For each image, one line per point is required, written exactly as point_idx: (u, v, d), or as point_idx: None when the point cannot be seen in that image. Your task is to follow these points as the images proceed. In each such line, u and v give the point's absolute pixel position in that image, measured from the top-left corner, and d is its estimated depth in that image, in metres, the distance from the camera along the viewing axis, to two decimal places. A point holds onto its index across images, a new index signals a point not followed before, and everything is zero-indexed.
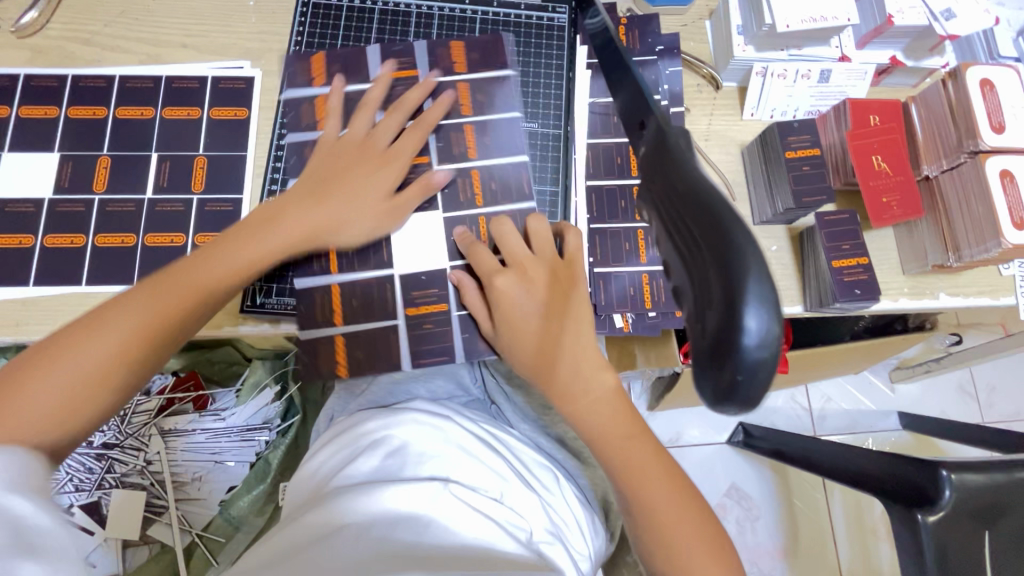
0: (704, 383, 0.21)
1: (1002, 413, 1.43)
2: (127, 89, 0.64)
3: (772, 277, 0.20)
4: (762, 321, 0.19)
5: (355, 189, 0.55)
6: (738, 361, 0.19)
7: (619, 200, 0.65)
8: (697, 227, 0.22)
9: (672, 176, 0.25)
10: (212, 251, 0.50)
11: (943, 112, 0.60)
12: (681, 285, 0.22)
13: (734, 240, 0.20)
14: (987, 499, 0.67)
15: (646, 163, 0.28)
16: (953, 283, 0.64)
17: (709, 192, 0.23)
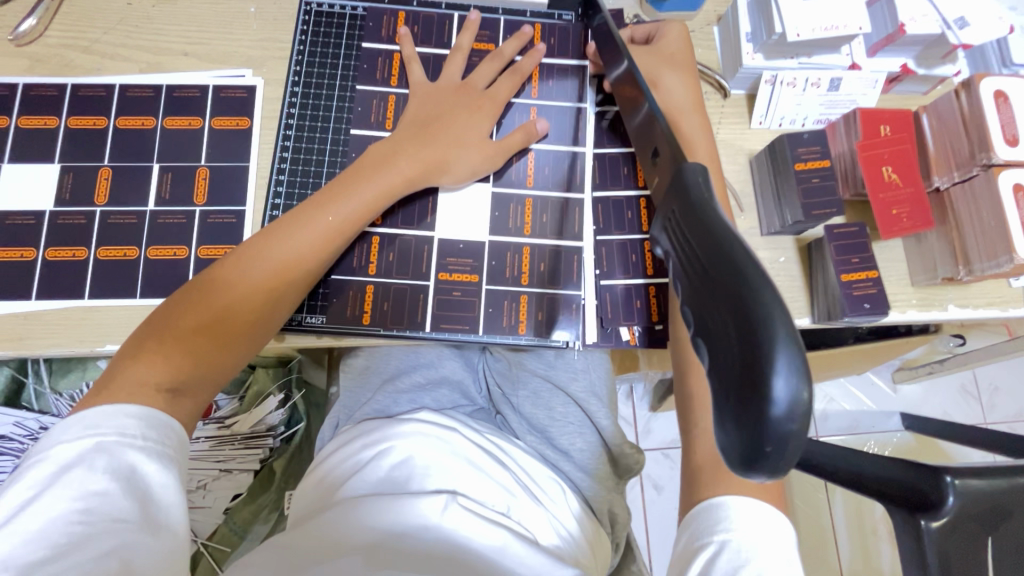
0: (729, 443, 0.20)
1: (1004, 414, 1.43)
2: (127, 99, 0.63)
3: (799, 338, 0.19)
4: (791, 384, 0.18)
5: (455, 132, 0.60)
6: (765, 429, 0.18)
7: (625, 210, 0.64)
8: (721, 281, 0.21)
9: (690, 221, 0.24)
10: (239, 271, 0.51)
11: (955, 123, 0.59)
12: (701, 339, 0.22)
13: (760, 299, 0.20)
14: (992, 509, 0.68)
15: (664, 201, 0.27)
16: (962, 295, 0.64)
17: (728, 239, 0.22)
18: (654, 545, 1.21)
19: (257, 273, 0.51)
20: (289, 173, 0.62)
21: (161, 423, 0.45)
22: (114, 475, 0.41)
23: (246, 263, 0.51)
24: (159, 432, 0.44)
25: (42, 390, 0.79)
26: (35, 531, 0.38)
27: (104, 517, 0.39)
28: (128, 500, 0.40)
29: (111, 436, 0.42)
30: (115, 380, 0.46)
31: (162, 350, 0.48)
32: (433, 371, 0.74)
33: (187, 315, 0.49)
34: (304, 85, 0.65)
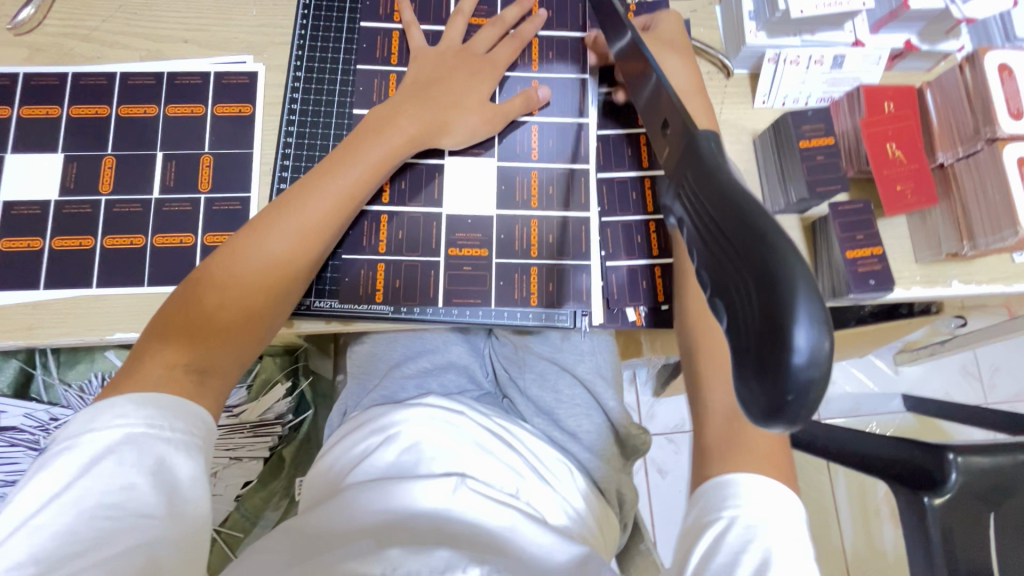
0: (750, 400, 0.20)
1: (1005, 393, 1.44)
2: (129, 87, 0.63)
3: (818, 290, 0.19)
4: (812, 338, 0.19)
5: (455, 94, 0.61)
6: (789, 381, 0.19)
7: (631, 191, 0.64)
8: (740, 244, 0.21)
9: (705, 185, 0.25)
10: (253, 245, 0.52)
11: (959, 98, 0.59)
12: (720, 300, 0.22)
13: (780, 258, 0.20)
14: (995, 483, 0.68)
15: (677, 169, 0.28)
16: (965, 271, 0.64)
17: (745, 201, 0.22)
18: (660, 528, 1.22)
19: (273, 247, 0.52)
20: (294, 158, 0.62)
21: (186, 410, 0.45)
22: (141, 470, 0.40)
23: (260, 236, 0.52)
24: (185, 422, 0.44)
25: (51, 382, 0.79)
26: (64, 524, 0.38)
27: (129, 512, 0.39)
28: (154, 495, 0.40)
29: (137, 427, 0.42)
30: (140, 367, 0.46)
31: (186, 333, 0.48)
32: (440, 356, 0.75)
33: (205, 294, 0.50)
34: (306, 70, 0.64)
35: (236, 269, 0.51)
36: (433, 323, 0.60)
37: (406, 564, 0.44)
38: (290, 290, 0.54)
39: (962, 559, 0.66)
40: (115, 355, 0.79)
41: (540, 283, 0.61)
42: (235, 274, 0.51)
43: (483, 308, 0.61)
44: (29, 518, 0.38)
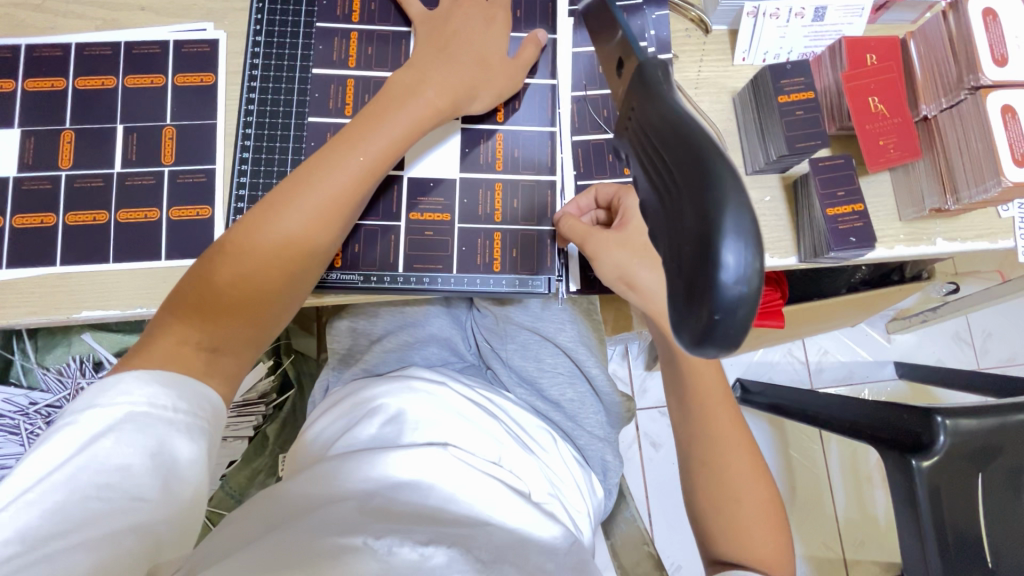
0: (682, 328, 0.21)
1: (997, 359, 1.43)
2: (85, 58, 0.61)
3: (751, 211, 0.20)
4: (739, 257, 0.19)
5: (473, 53, 0.58)
6: (716, 302, 0.19)
7: (607, 153, 0.62)
8: (681, 172, 0.21)
9: (651, 109, 0.24)
10: (270, 223, 0.50)
11: (943, 47, 0.57)
12: (659, 230, 0.22)
13: (715, 182, 0.20)
14: (981, 442, 0.68)
15: (626, 100, 0.27)
16: (950, 227, 0.63)
17: (690, 125, 0.22)
18: (651, 498, 1.23)
19: (291, 225, 0.50)
20: (256, 127, 0.60)
21: (193, 394, 0.44)
22: (141, 451, 0.39)
23: (277, 214, 0.50)
24: (191, 403, 0.43)
25: (30, 366, 0.79)
26: (56, 501, 0.37)
27: (123, 493, 0.38)
28: (151, 477, 0.39)
29: (142, 405, 0.41)
30: (152, 344, 0.46)
31: (202, 311, 0.48)
32: (421, 329, 0.74)
33: (220, 272, 0.48)
34: (266, 35, 0.62)
35: (252, 244, 0.49)
36: (406, 293, 0.60)
37: (387, 537, 0.43)
38: (306, 269, 0.52)
39: (947, 518, 0.66)
40: (92, 338, 0.79)
41: (516, 251, 0.60)
42: (249, 250, 0.49)
43: (448, 275, 0.60)
44: (23, 493, 0.37)
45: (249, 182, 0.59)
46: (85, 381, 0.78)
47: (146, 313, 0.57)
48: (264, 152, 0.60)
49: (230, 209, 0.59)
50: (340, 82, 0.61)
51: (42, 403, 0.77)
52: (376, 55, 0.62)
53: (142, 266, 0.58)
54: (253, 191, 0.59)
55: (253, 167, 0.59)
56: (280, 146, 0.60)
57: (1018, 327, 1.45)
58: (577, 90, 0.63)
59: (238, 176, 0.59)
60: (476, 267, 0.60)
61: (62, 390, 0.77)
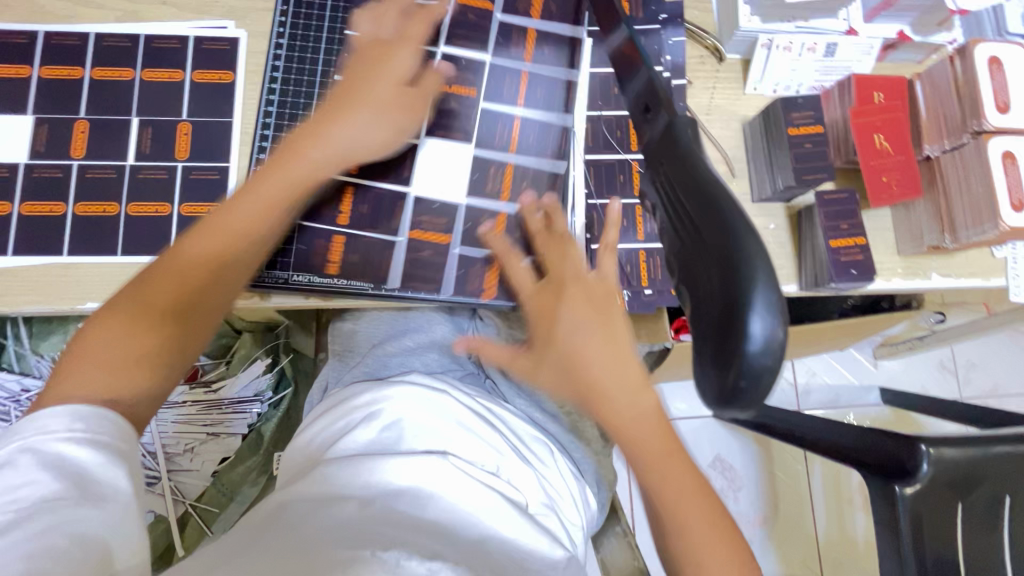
0: (704, 384, 0.22)
1: (979, 389, 1.47)
2: (103, 48, 0.61)
3: (777, 279, 0.20)
4: (766, 326, 0.20)
5: (383, 74, 0.56)
6: (742, 368, 0.20)
7: (618, 174, 0.64)
8: (708, 232, 0.22)
9: (682, 168, 0.25)
10: (225, 219, 0.50)
11: (948, 90, 0.59)
12: (684, 286, 0.23)
13: (740, 240, 0.21)
14: (964, 473, 0.70)
15: (652, 157, 0.27)
16: (946, 264, 0.64)
17: (718, 191, 0.23)
18: (637, 512, 1.24)
19: (241, 216, 0.51)
20: (275, 128, 0.60)
21: (93, 413, 0.41)
22: (40, 466, 0.38)
23: (233, 209, 0.51)
24: (91, 423, 0.41)
25: (23, 352, 0.78)
26: None
27: (33, 501, 0.36)
28: (61, 481, 0.38)
29: (32, 435, 0.39)
30: (85, 348, 0.45)
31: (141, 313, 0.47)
32: (423, 335, 0.74)
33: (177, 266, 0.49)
34: (289, 37, 0.62)
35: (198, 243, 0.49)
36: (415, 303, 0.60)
37: (394, 549, 0.43)
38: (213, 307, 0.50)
39: (928, 547, 0.68)
40: None
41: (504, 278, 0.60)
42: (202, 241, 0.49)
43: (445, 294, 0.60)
44: None
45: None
46: None
47: None
48: None
49: None
50: None
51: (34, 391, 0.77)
52: None
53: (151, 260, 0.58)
54: None
55: None
56: None
57: (1000, 359, 1.49)
58: (592, 109, 0.65)
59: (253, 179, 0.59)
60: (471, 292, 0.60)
61: None
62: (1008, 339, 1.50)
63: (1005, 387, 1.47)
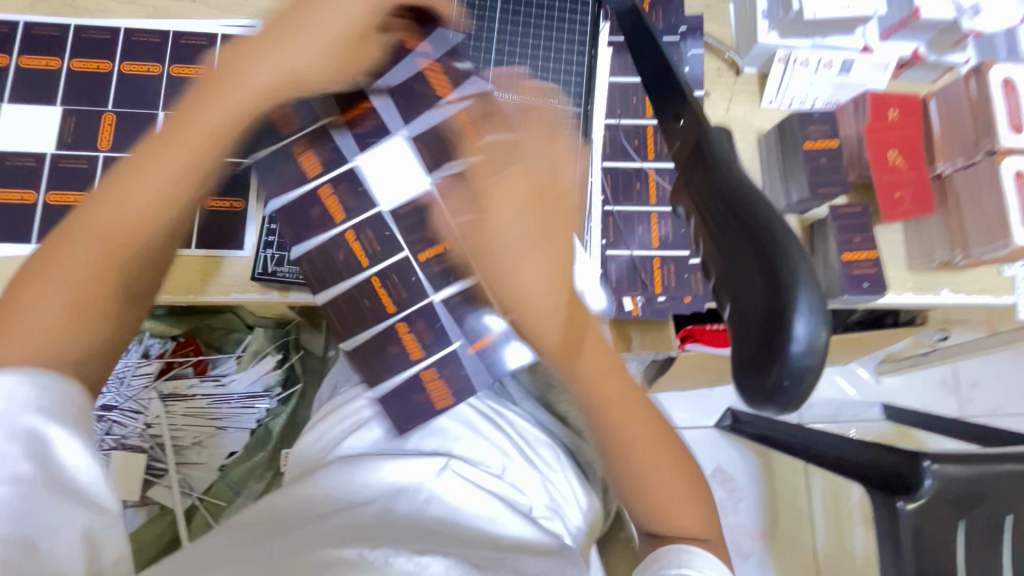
0: (746, 385, 0.22)
1: (980, 408, 1.47)
2: (133, 43, 0.62)
3: (819, 285, 0.21)
4: (810, 327, 0.20)
5: (301, 35, 0.43)
6: (785, 368, 0.21)
7: (635, 181, 0.65)
8: (750, 235, 0.22)
9: (718, 175, 0.26)
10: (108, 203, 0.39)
11: (963, 109, 0.60)
12: (722, 289, 0.23)
13: (781, 243, 0.22)
14: (969, 488, 0.70)
15: (685, 164, 0.28)
16: (956, 280, 0.65)
17: (756, 198, 0.24)
18: None
19: (151, 181, 0.39)
20: None
21: (53, 392, 0.35)
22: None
23: (125, 188, 0.39)
24: (56, 398, 0.34)
25: None
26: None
27: None
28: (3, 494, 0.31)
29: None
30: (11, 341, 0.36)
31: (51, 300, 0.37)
32: None
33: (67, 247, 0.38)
34: None
35: (106, 208, 0.39)
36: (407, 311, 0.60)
37: (382, 549, 0.41)
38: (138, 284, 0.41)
39: (930, 562, 0.68)
40: None
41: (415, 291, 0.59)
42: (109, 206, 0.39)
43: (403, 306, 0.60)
44: None
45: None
46: None
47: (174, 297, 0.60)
48: None
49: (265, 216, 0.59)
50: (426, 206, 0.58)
51: None
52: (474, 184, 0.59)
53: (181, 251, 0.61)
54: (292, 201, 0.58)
55: None
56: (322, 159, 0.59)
57: (1003, 379, 1.49)
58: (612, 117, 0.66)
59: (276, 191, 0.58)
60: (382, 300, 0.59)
61: None
62: (1010, 359, 1.50)
63: (1007, 406, 1.47)
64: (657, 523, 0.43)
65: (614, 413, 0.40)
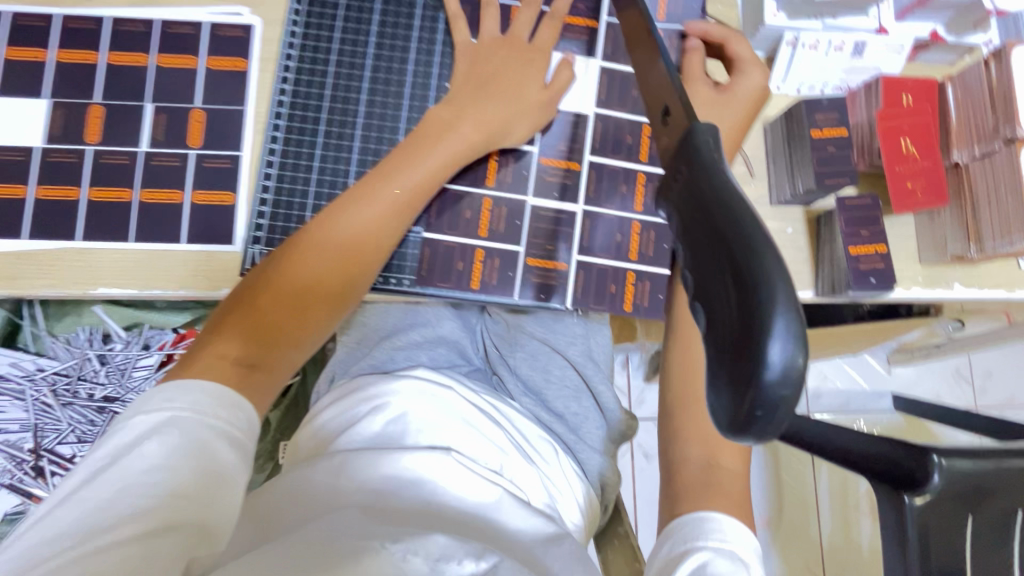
0: (718, 409, 0.20)
1: (995, 399, 1.44)
2: (119, 33, 0.61)
3: (799, 304, 0.19)
4: (787, 351, 0.19)
5: (514, 84, 0.59)
6: (759, 395, 0.19)
7: (621, 183, 0.62)
8: (731, 245, 0.21)
9: (702, 178, 0.24)
10: (307, 251, 0.50)
11: (982, 95, 0.57)
12: (699, 303, 0.22)
13: (758, 256, 0.20)
14: (977, 486, 0.68)
15: (670, 165, 0.27)
16: (969, 274, 0.63)
17: (738, 205, 0.22)
18: (640, 510, 1.23)
19: (360, 221, 0.51)
20: (284, 136, 0.60)
21: (233, 402, 0.42)
22: (182, 453, 0.38)
23: (315, 242, 0.50)
24: (231, 412, 0.41)
25: (39, 333, 0.78)
26: (102, 500, 0.36)
27: (166, 492, 0.37)
28: (190, 478, 0.38)
29: (184, 411, 0.40)
30: (191, 365, 0.44)
31: (244, 334, 0.46)
32: (431, 330, 0.73)
33: (272, 292, 0.48)
34: (302, 38, 0.61)
35: (311, 248, 0.50)
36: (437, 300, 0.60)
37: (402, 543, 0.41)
38: (318, 329, 0.50)
39: (935, 560, 0.67)
40: (103, 311, 0.77)
41: (481, 262, 0.60)
42: (314, 250, 0.50)
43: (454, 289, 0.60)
44: (73, 491, 0.36)
45: (273, 185, 0.59)
46: (92, 352, 0.79)
47: (162, 295, 0.57)
48: (291, 160, 0.59)
49: (252, 212, 0.58)
50: (475, 199, 0.60)
51: (49, 370, 0.78)
52: (513, 178, 0.61)
53: (163, 248, 0.58)
54: (276, 196, 0.59)
55: (278, 171, 0.59)
56: (306, 160, 0.59)
57: (1019, 369, 1.46)
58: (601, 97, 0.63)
59: (260, 192, 0.59)
60: (434, 283, 0.59)
61: (70, 359, 0.79)
62: None
63: (1022, 397, 1.44)
64: (698, 488, 0.47)
65: (685, 350, 0.54)
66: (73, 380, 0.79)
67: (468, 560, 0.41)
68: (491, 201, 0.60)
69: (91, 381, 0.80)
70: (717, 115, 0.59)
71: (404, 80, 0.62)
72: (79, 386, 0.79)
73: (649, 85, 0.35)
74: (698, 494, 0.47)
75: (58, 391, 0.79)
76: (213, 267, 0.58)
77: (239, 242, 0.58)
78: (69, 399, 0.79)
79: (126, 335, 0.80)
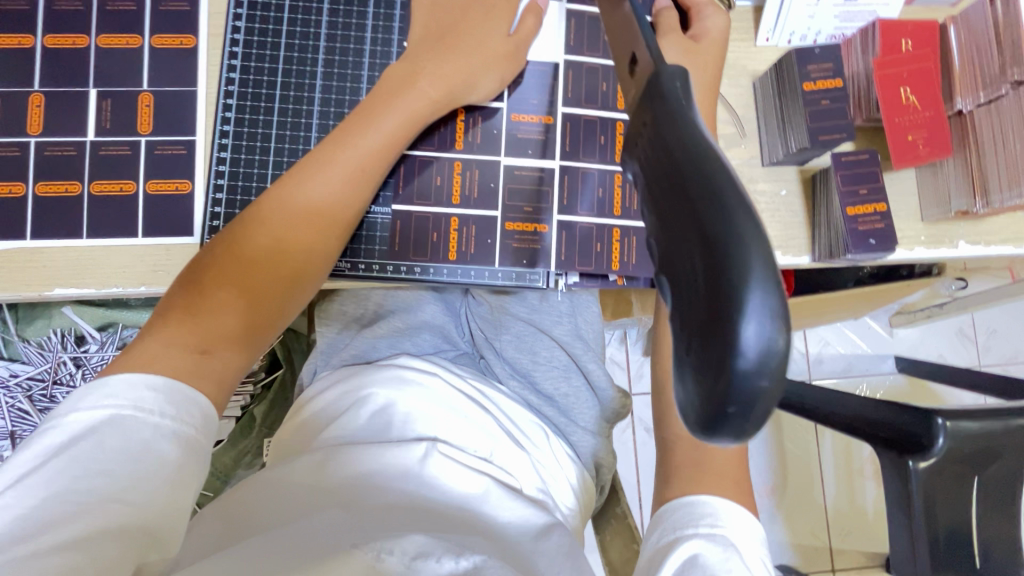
0: (689, 400, 0.18)
1: (999, 356, 1.41)
2: (55, 13, 0.56)
3: (777, 271, 0.17)
4: (764, 330, 0.16)
5: (477, 39, 0.54)
6: (736, 383, 0.16)
7: (599, 134, 0.58)
8: (700, 207, 0.18)
9: (669, 127, 0.21)
10: (258, 228, 0.46)
11: (987, 36, 0.53)
12: (666, 274, 0.19)
13: (728, 218, 0.17)
14: (985, 449, 0.66)
15: (636, 116, 0.23)
16: (974, 230, 0.59)
17: (709, 157, 0.19)
18: (642, 485, 1.22)
19: (314, 194, 0.48)
20: (236, 115, 0.56)
21: (183, 398, 0.40)
22: (122, 454, 0.36)
23: (266, 217, 0.47)
24: (178, 409, 0.39)
25: (9, 338, 0.76)
26: (30, 506, 0.33)
27: (101, 496, 0.35)
28: (132, 481, 0.36)
29: (126, 409, 0.38)
30: (135, 355, 0.41)
31: (192, 317, 0.43)
32: (413, 316, 0.70)
33: (222, 271, 0.45)
34: (249, 9, 0.57)
35: (263, 223, 0.46)
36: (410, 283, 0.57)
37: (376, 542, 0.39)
38: (279, 309, 0.47)
39: (941, 525, 0.65)
40: (72, 311, 0.74)
41: (456, 231, 0.57)
42: (265, 226, 0.46)
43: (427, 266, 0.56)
44: None
45: (227, 170, 0.55)
46: (66, 355, 0.76)
47: (121, 292, 0.54)
48: (245, 142, 0.56)
49: (207, 199, 0.55)
50: (445, 163, 0.57)
51: (23, 375, 0.76)
52: (484, 138, 0.57)
53: (118, 243, 0.54)
54: (233, 180, 0.55)
55: (232, 155, 0.55)
56: (262, 142, 0.56)
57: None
58: (574, 54, 0.58)
59: (215, 177, 0.55)
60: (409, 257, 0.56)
61: (44, 363, 0.76)
62: None
63: None
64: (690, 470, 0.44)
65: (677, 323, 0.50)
66: (49, 385, 0.77)
67: (445, 559, 0.38)
68: (462, 164, 0.57)
69: (68, 385, 0.77)
70: (700, 65, 0.53)
71: (362, 51, 0.57)
72: (55, 390, 0.77)
73: (614, 27, 0.31)
74: (687, 475, 0.44)
75: (34, 397, 0.77)
76: (172, 261, 0.54)
77: (198, 232, 0.55)
78: (46, 404, 0.77)
79: (99, 336, 0.76)
